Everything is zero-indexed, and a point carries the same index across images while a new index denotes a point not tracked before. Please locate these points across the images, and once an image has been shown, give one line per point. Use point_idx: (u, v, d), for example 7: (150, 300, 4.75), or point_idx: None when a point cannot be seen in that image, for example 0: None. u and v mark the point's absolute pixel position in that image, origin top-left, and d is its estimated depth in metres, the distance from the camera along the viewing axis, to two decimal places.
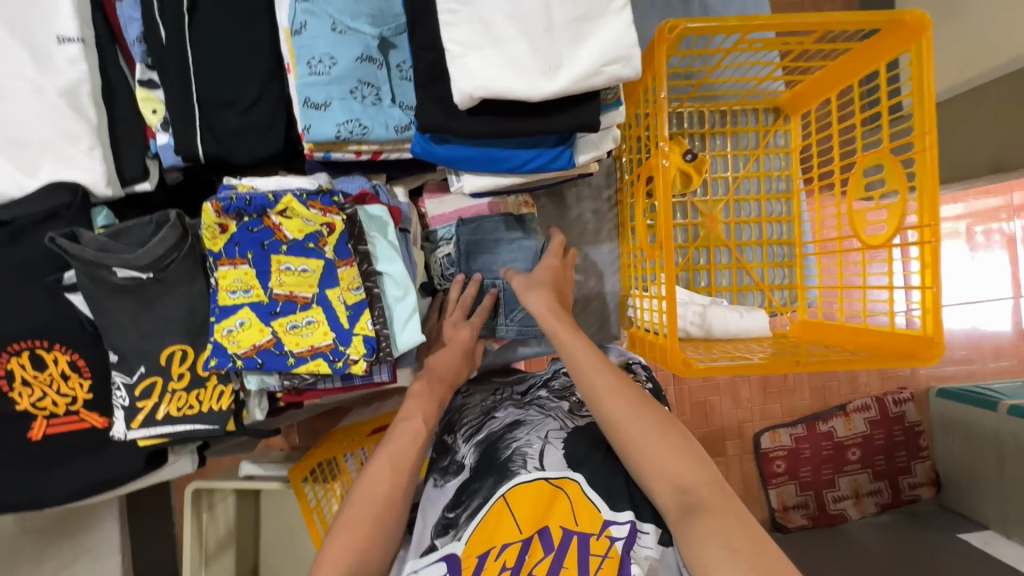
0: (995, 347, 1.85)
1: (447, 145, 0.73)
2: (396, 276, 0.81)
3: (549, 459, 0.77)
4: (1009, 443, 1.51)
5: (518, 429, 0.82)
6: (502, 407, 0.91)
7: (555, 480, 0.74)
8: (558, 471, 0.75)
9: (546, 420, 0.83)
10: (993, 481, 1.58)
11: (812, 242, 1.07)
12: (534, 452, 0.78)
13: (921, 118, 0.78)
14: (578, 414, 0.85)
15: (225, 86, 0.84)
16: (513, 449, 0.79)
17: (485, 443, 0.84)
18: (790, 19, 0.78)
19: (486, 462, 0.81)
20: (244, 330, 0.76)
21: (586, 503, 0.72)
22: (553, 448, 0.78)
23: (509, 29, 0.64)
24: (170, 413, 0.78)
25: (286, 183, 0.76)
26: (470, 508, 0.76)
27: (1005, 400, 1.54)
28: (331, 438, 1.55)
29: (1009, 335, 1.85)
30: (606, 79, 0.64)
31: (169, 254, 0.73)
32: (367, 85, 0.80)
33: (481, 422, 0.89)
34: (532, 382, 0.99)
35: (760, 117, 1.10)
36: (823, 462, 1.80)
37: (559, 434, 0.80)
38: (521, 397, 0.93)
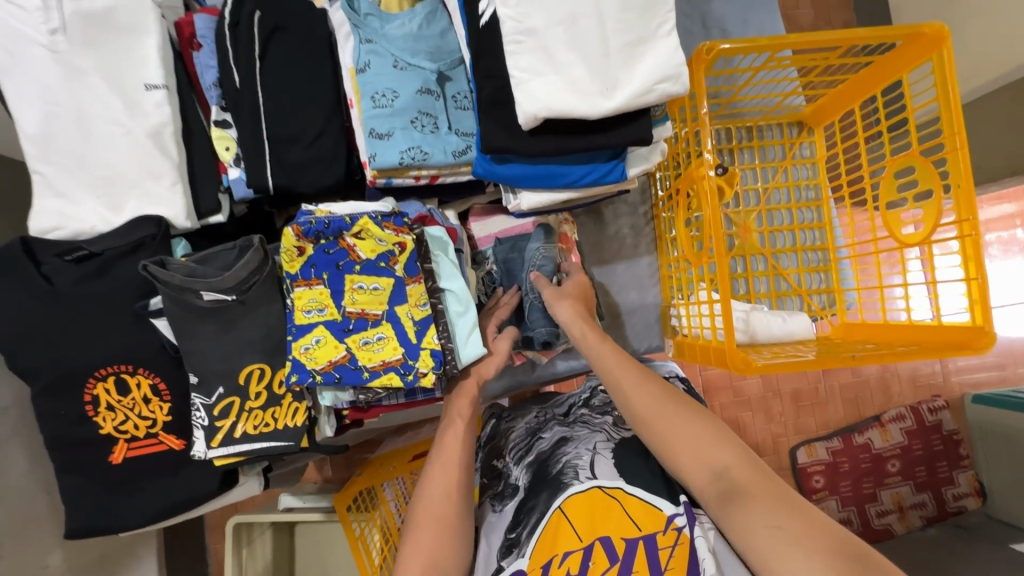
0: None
1: (509, 164, 0.78)
2: (457, 292, 0.87)
3: (601, 468, 0.77)
4: None
5: (566, 445, 0.85)
6: (547, 427, 0.94)
7: (608, 489, 0.74)
8: (609, 479, 0.75)
9: (593, 434, 0.86)
10: None
11: (845, 248, 1.11)
12: (585, 463, 0.79)
13: (948, 120, 0.83)
14: (622, 427, 0.87)
15: (292, 123, 0.91)
16: (564, 462, 0.81)
17: (537, 462, 0.86)
18: (816, 36, 0.84)
19: (540, 478, 0.82)
20: (320, 347, 0.79)
21: (645, 506, 0.71)
22: (603, 458, 0.79)
23: (568, 54, 0.69)
24: (247, 431, 0.81)
25: (361, 207, 0.81)
26: (529, 525, 0.77)
27: None
28: (370, 468, 1.58)
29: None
30: (658, 96, 0.70)
31: (251, 276, 0.78)
32: (426, 115, 0.86)
33: (528, 442, 0.93)
34: (572, 402, 1.02)
35: (784, 131, 1.16)
36: (863, 475, 1.78)
37: (607, 445, 0.82)
38: (566, 416, 0.97)
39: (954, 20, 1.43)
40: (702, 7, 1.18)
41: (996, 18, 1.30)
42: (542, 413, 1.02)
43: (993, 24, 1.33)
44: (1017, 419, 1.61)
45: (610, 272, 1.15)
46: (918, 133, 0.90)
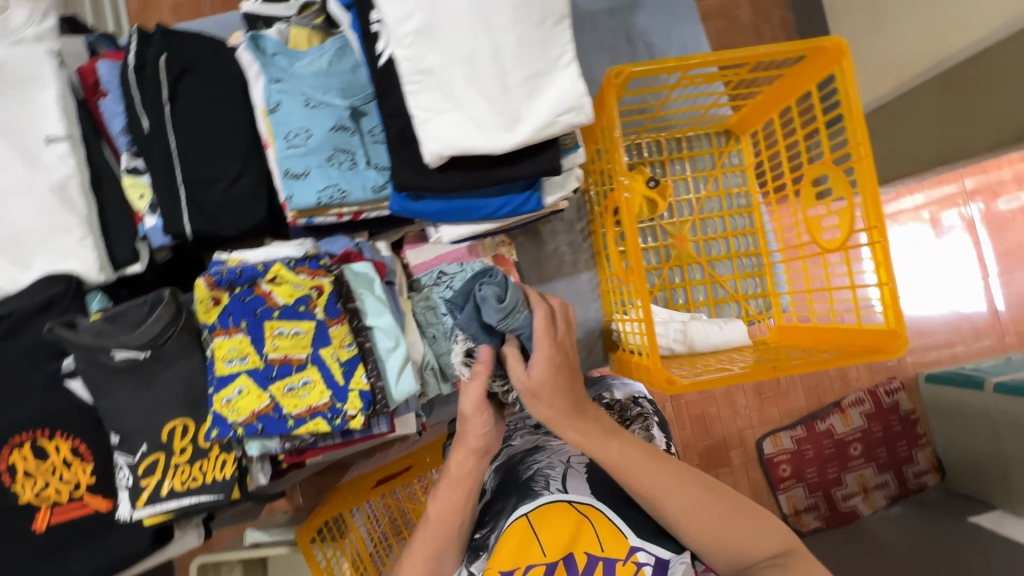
0: (973, 328, 1.92)
1: (423, 202, 0.77)
2: (386, 327, 0.86)
3: (571, 482, 0.76)
4: (1000, 417, 1.54)
5: (538, 455, 0.86)
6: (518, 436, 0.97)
7: (578, 504, 0.73)
8: (579, 494, 0.74)
9: (566, 448, 0.86)
10: (993, 459, 1.59)
11: (777, 251, 1.13)
12: (557, 476, 0.78)
13: (852, 127, 0.85)
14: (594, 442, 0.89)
15: (207, 165, 0.89)
16: (535, 470, 0.81)
17: (506, 469, 0.87)
18: (722, 54, 0.85)
19: (508, 484, 0.82)
20: (243, 398, 0.77)
21: (612, 529, 0.71)
22: (575, 472, 0.79)
23: (468, 90, 0.68)
24: (173, 488, 0.79)
25: (275, 252, 0.82)
26: (496, 527, 0.77)
27: (990, 378, 1.58)
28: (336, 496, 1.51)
29: (985, 313, 1.92)
30: (562, 127, 0.70)
31: (165, 330, 0.76)
32: (342, 151, 0.85)
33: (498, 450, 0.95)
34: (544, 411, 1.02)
35: (713, 140, 1.18)
36: (828, 461, 1.82)
37: (580, 460, 0.82)
38: (537, 427, 0.98)
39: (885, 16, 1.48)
40: (627, 21, 1.19)
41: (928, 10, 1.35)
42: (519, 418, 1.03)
43: (913, 20, 1.38)
44: (968, 396, 1.66)
45: (552, 290, 1.15)
46: (831, 142, 0.92)
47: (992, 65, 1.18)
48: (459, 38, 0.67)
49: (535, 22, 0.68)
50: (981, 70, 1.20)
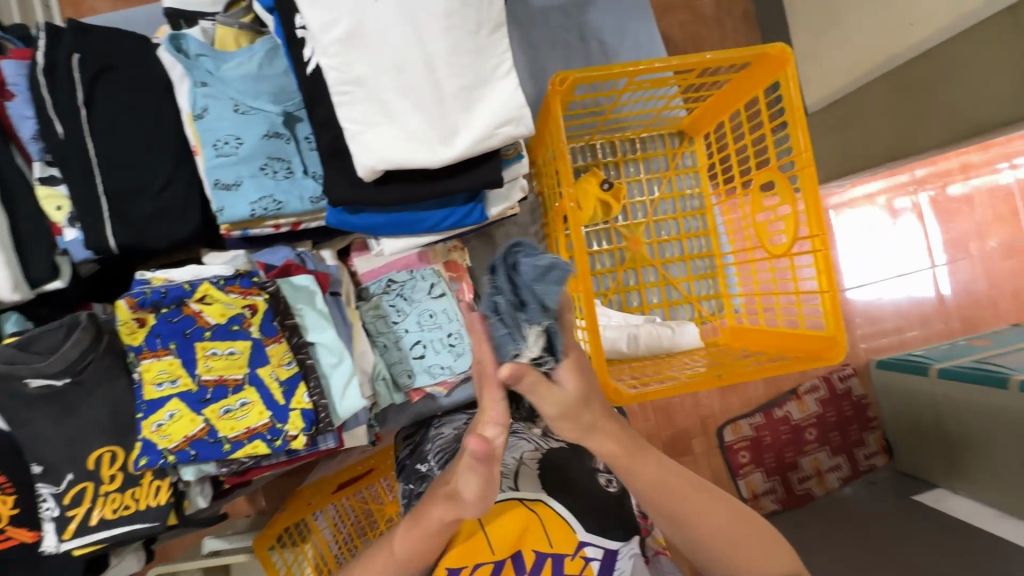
0: (922, 315, 1.92)
1: (360, 215, 0.74)
2: (328, 343, 0.83)
3: (523, 479, 0.78)
4: (944, 403, 1.58)
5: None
6: None
7: (529, 502, 0.74)
8: (532, 492, 0.75)
9: (519, 442, 0.87)
10: (935, 440, 1.66)
11: (728, 253, 1.14)
12: (508, 473, 0.79)
13: (793, 125, 0.86)
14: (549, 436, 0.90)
15: (132, 174, 0.83)
16: None
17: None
18: (669, 60, 0.84)
19: None
20: (175, 422, 0.74)
21: (561, 523, 0.72)
22: (528, 467, 0.80)
23: (401, 102, 0.65)
24: (104, 517, 0.75)
25: (203, 271, 0.76)
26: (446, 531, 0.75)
27: (935, 364, 1.61)
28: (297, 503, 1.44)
29: (931, 298, 1.91)
30: (502, 139, 0.68)
31: (85, 355, 0.72)
32: (277, 160, 0.81)
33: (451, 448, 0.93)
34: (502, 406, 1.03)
35: (666, 141, 1.18)
36: (785, 445, 1.88)
37: (532, 455, 0.82)
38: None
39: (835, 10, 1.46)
40: (579, 18, 1.17)
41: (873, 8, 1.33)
42: None
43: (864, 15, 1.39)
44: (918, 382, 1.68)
45: None
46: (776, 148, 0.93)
47: (932, 65, 1.18)
48: (389, 48, 0.64)
49: (469, 32, 0.66)
50: (926, 69, 1.19)
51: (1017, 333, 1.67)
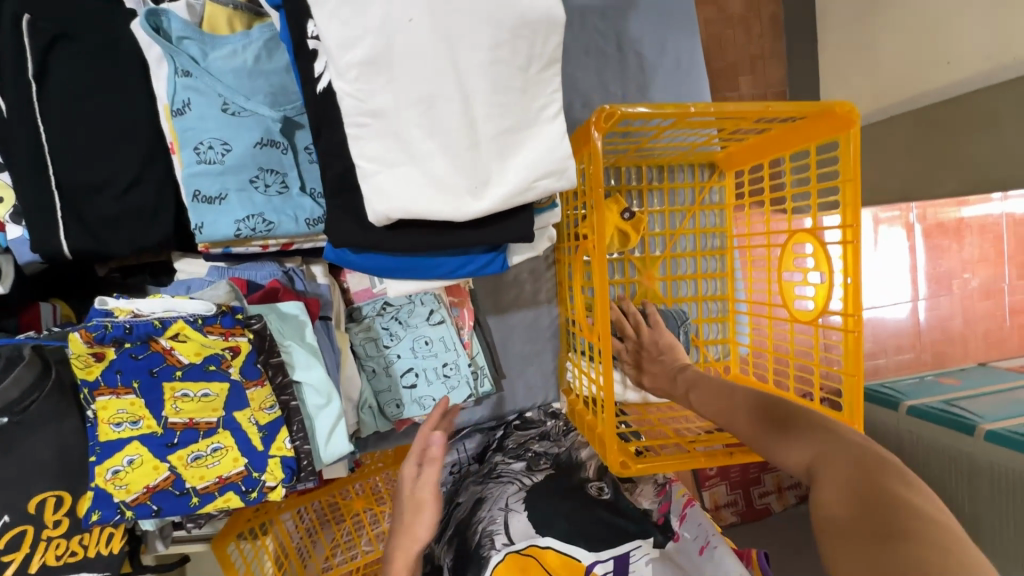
0: (897, 342, 1.64)
1: (365, 258, 0.65)
2: (317, 383, 0.75)
3: (515, 530, 0.83)
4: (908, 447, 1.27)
5: (481, 509, 0.89)
6: (463, 488, 0.98)
7: (524, 550, 0.80)
8: (525, 540, 0.81)
9: (505, 488, 0.91)
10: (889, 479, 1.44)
11: (743, 301, 1.08)
12: (499, 528, 0.84)
13: (846, 189, 0.80)
14: (536, 469, 0.96)
15: (93, 168, 0.71)
16: (481, 531, 0.85)
17: (456, 534, 0.89)
18: (724, 107, 0.75)
19: (462, 557, 0.84)
20: (134, 469, 0.65)
21: (564, 559, 0.79)
22: (516, 516, 0.85)
23: (427, 142, 0.55)
24: (46, 563, 0.66)
25: (177, 305, 0.65)
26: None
27: (905, 399, 1.32)
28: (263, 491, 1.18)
29: (906, 326, 1.63)
30: (539, 194, 0.59)
31: (27, 395, 0.62)
32: (270, 172, 0.70)
33: (445, 514, 0.95)
34: (486, 442, 1.05)
35: (695, 173, 1.09)
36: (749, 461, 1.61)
37: (517, 500, 0.88)
38: (480, 468, 1.01)
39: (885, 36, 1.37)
40: (618, 24, 1.05)
41: (920, 38, 1.28)
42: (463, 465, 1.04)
43: (908, 45, 1.31)
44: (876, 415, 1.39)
45: (508, 321, 1.06)
46: (818, 209, 0.87)
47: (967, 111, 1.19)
48: (420, 78, 0.53)
49: (517, 68, 0.56)
50: None
51: (980, 374, 1.47)
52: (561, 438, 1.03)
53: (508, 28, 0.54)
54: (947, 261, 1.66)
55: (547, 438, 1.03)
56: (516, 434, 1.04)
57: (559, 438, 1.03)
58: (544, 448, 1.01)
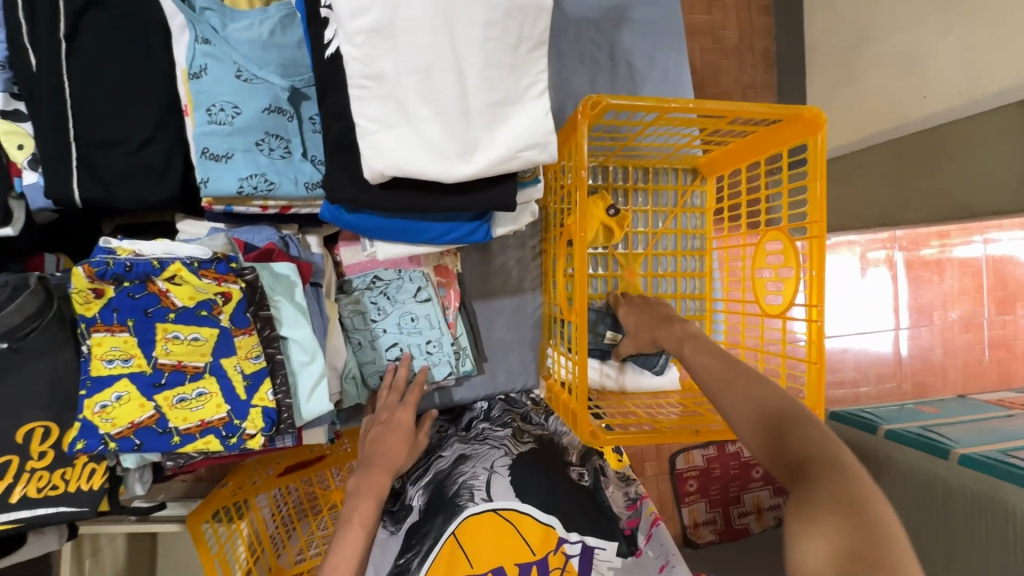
0: (878, 371, 1.70)
1: (359, 216, 0.70)
2: (302, 341, 0.78)
3: (495, 489, 0.88)
4: (886, 471, 1.30)
5: (464, 464, 0.95)
6: (447, 445, 1.03)
7: (501, 511, 0.85)
8: (502, 501, 0.86)
9: (490, 451, 0.98)
10: None
11: (719, 300, 1.13)
12: (480, 485, 0.89)
13: (813, 176, 0.86)
14: (520, 441, 1.01)
15: (109, 124, 0.75)
16: (460, 483, 0.90)
17: (434, 483, 0.94)
18: (703, 104, 0.82)
19: (435, 503, 0.90)
20: (121, 405, 0.68)
21: (539, 528, 0.84)
22: (498, 477, 0.91)
23: (422, 107, 0.61)
24: (27, 495, 0.68)
25: (176, 249, 0.70)
26: (423, 550, 0.84)
27: (884, 423, 1.34)
28: (239, 473, 1.19)
29: (888, 357, 1.70)
30: (523, 163, 0.64)
31: (28, 322, 0.66)
32: (275, 137, 0.75)
33: (426, 462, 1.00)
34: (472, 416, 1.09)
35: (679, 177, 1.16)
36: (731, 480, 1.61)
37: (503, 464, 0.93)
38: (466, 432, 1.06)
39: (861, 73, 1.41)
40: (612, 35, 1.13)
41: None
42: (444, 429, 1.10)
43: None
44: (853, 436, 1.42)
45: (493, 306, 1.10)
46: (789, 209, 0.92)
47: (925, 142, 1.25)
48: (418, 48, 0.59)
49: (508, 46, 0.62)
50: (933, 143, 1.23)
51: (958, 404, 1.50)
52: (544, 422, 1.10)
53: (502, 9, 0.60)
54: (930, 292, 1.73)
55: (530, 420, 1.10)
56: (502, 406, 1.10)
57: (541, 422, 1.10)
58: (526, 426, 1.07)
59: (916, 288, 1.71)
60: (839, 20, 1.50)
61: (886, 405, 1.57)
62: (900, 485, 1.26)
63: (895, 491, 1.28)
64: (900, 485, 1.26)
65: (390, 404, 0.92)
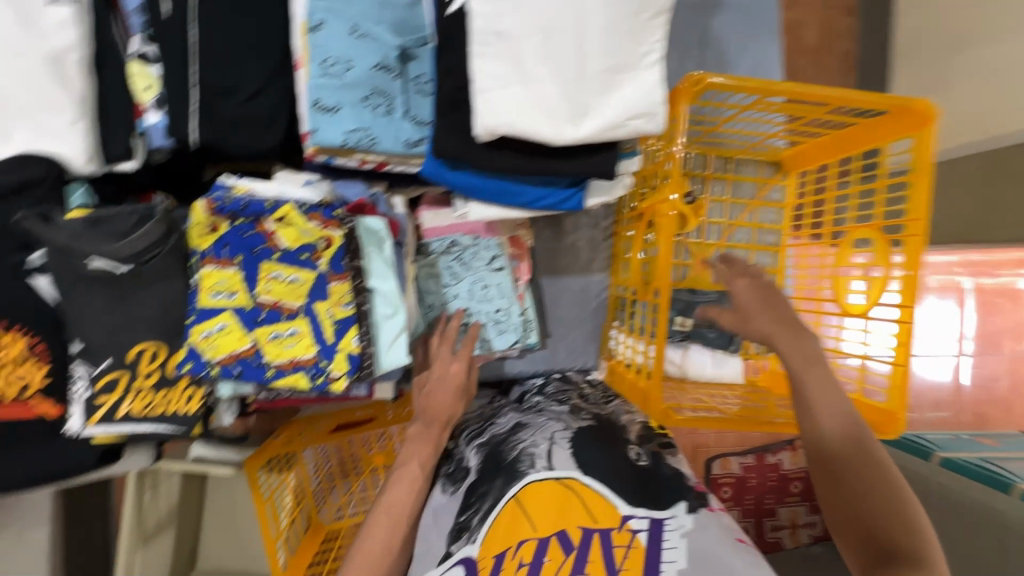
0: (935, 398, 1.62)
1: (457, 172, 0.71)
2: (387, 293, 0.81)
3: (557, 457, 0.78)
4: (935, 498, 1.30)
5: (523, 432, 0.87)
6: (501, 413, 0.99)
7: (564, 478, 0.75)
8: (566, 470, 0.76)
9: (549, 423, 0.89)
10: None
11: (792, 298, 1.09)
12: (541, 454, 0.80)
13: (915, 182, 0.83)
14: (579, 416, 0.90)
15: (227, 71, 0.79)
16: (520, 450, 0.83)
17: (490, 446, 0.88)
18: (808, 89, 0.80)
19: (492, 467, 0.83)
20: (224, 335, 0.72)
21: (600, 500, 0.71)
22: (560, 448, 0.81)
23: (539, 68, 0.62)
24: (132, 412, 0.74)
25: (287, 192, 0.76)
26: (483, 509, 0.77)
27: (941, 451, 1.33)
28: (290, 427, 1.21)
29: (946, 385, 1.61)
30: (630, 132, 0.65)
31: (152, 248, 0.70)
32: (380, 94, 0.77)
33: (481, 427, 0.96)
34: (526, 389, 1.05)
35: (760, 169, 1.12)
36: (766, 491, 1.57)
37: (564, 435, 0.83)
38: (519, 403, 1.01)
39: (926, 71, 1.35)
40: (703, 20, 1.11)
41: None
42: (498, 399, 1.05)
43: None
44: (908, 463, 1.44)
45: (560, 284, 1.11)
46: (884, 205, 0.89)
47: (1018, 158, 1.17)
48: (542, 9, 0.61)
49: (630, 11, 0.62)
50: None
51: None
52: (608, 402, 0.99)
53: None
54: (1000, 320, 1.64)
55: (589, 398, 0.99)
56: (558, 381, 1.05)
57: (600, 402, 0.97)
58: (586, 403, 0.97)
59: (985, 315, 1.61)
60: (931, 24, 1.40)
61: (939, 434, 1.52)
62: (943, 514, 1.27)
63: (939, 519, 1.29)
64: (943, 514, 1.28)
65: (442, 356, 0.91)
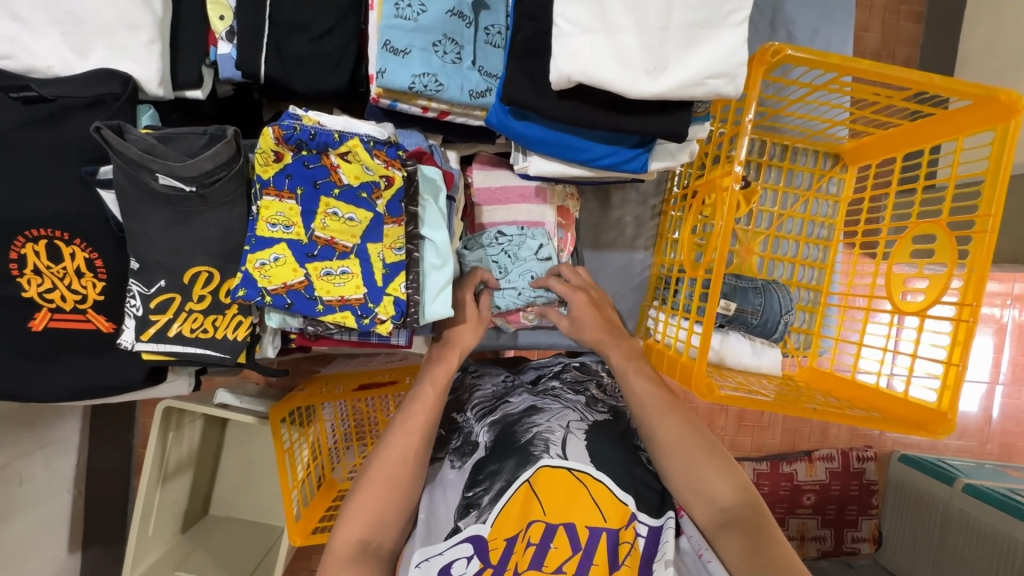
0: (961, 426, 1.58)
1: (526, 123, 0.71)
2: (438, 244, 0.81)
3: (571, 448, 0.77)
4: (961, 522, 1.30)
5: (537, 415, 0.84)
6: (514, 393, 0.94)
7: (576, 472, 0.75)
8: (579, 463, 0.76)
9: (564, 410, 0.85)
10: (929, 553, 1.40)
11: (838, 295, 1.06)
12: (556, 439, 0.78)
13: (992, 181, 0.79)
14: (594, 409, 0.89)
15: (301, 8, 0.79)
16: (534, 434, 0.80)
17: (501, 424, 0.85)
18: (890, 70, 0.76)
19: (503, 444, 0.80)
20: (277, 266, 0.72)
21: (611, 499, 0.74)
22: (575, 439, 0.80)
23: (623, 17, 0.61)
24: (181, 332, 0.75)
25: (354, 126, 0.75)
26: (493, 489, 0.75)
27: (963, 477, 1.34)
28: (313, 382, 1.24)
29: (975, 414, 1.57)
30: (708, 92, 0.62)
31: (217, 170, 0.71)
32: (451, 41, 0.77)
33: (493, 404, 0.91)
34: (542, 372, 1.02)
35: (819, 160, 1.09)
36: (776, 502, 1.50)
37: (579, 426, 0.82)
38: (533, 385, 0.97)
39: (974, 74, 1.33)
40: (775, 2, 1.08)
41: None
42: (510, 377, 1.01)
43: None
44: (929, 486, 1.42)
45: (602, 259, 1.10)
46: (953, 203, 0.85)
47: None
48: None
49: None
50: None
51: None
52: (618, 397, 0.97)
53: None
54: None
55: (606, 388, 0.98)
56: (576, 371, 1.01)
57: (617, 396, 0.97)
58: (603, 395, 0.95)
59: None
60: None
61: (964, 462, 1.48)
62: (969, 538, 1.27)
63: (964, 542, 1.29)
64: (969, 538, 1.28)
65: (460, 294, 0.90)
